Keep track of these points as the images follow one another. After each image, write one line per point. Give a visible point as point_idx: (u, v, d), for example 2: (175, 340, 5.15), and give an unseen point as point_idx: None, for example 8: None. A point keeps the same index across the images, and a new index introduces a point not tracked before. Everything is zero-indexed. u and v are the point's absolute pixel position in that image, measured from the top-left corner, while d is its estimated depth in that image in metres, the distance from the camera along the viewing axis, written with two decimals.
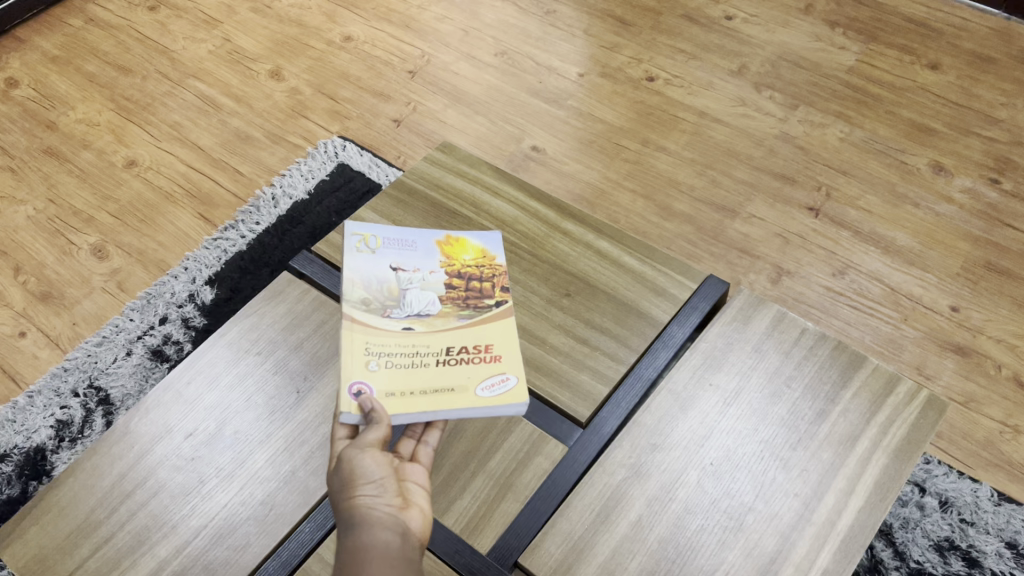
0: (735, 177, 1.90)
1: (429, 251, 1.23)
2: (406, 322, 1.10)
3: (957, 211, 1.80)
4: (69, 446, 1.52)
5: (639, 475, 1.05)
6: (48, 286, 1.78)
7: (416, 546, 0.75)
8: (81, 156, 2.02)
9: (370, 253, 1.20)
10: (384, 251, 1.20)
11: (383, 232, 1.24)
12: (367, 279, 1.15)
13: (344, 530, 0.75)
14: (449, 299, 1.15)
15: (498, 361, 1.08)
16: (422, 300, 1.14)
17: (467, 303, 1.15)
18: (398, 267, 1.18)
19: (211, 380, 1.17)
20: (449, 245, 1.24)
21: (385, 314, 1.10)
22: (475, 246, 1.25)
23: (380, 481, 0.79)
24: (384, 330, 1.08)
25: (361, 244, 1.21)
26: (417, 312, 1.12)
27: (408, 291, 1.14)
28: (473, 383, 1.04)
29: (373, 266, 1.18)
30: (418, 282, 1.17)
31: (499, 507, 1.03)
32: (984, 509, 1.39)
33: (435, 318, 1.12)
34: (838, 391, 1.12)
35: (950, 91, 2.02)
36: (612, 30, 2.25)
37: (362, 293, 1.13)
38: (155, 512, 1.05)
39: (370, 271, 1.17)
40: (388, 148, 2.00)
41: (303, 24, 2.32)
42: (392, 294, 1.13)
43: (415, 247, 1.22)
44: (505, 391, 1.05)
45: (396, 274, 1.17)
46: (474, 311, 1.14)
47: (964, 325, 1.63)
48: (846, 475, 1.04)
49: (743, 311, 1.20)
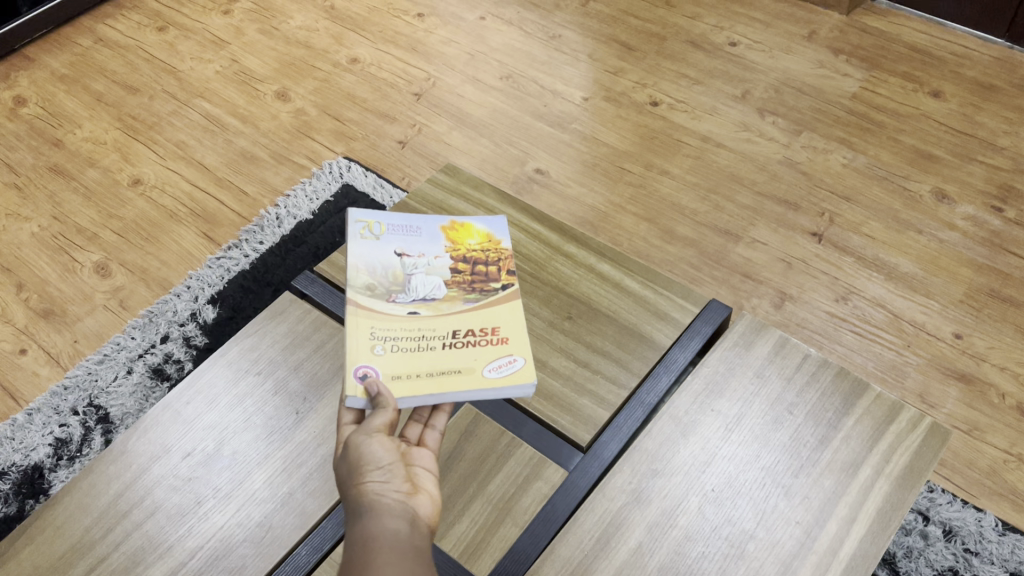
0: (738, 202, 1.90)
1: (433, 236, 1.22)
2: (412, 304, 1.11)
3: (960, 238, 1.80)
4: (67, 464, 1.51)
5: (639, 500, 1.04)
6: (50, 303, 1.78)
7: (425, 532, 0.76)
8: (87, 174, 2.03)
9: (374, 239, 1.19)
10: (389, 237, 1.20)
11: (387, 219, 1.23)
12: (371, 264, 1.15)
13: (354, 516, 0.75)
14: (453, 283, 1.15)
15: (503, 342, 1.09)
16: (427, 285, 1.14)
17: (472, 287, 1.15)
18: (403, 253, 1.18)
19: (210, 400, 1.17)
20: (455, 230, 1.24)
21: (390, 300, 1.11)
22: (480, 231, 1.25)
23: (387, 466, 0.79)
24: (389, 315, 1.09)
25: (365, 230, 1.20)
26: (423, 296, 1.12)
27: (412, 276, 1.15)
28: (479, 365, 1.05)
29: (377, 252, 1.17)
30: (424, 267, 1.17)
31: (498, 532, 1.02)
32: (988, 539, 1.37)
33: (441, 302, 1.12)
34: (840, 418, 1.11)
35: (952, 119, 2.02)
36: (617, 55, 2.26)
37: (366, 279, 1.13)
38: (150, 533, 1.05)
39: (375, 257, 1.16)
40: (393, 170, 2.01)
41: (310, 46, 2.34)
42: (397, 280, 1.14)
43: (417, 231, 1.22)
44: (511, 372, 1.06)
45: (400, 259, 1.17)
46: (480, 293, 1.14)
47: (968, 352, 1.62)
48: (848, 503, 1.03)
49: (744, 336, 1.20)
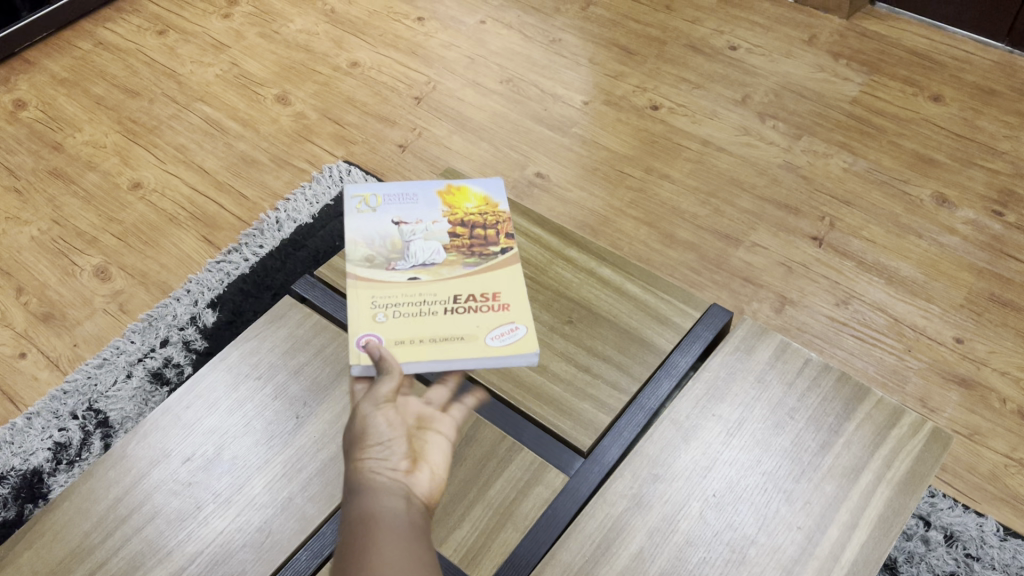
0: (738, 206, 1.90)
1: (430, 202, 1.33)
2: (411, 269, 1.23)
3: (961, 243, 1.80)
4: (67, 468, 1.51)
5: (640, 505, 1.04)
6: (50, 307, 1.78)
7: (419, 506, 0.83)
8: (87, 178, 2.03)
9: (380, 213, 1.30)
10: (389, 207, 1.31)
11: (384, 189, 1.35)
12: (378, 232, 1.28)
13: (352, 494, 0.83)
14: (442, 246, 1.26)
15: (505, 308, 1.20)
16: (426, 250, 1.25)
17: (471, 251, 1.26)
18: (401, 221, 1.29)
19: (210, 405, 1.17)
20: (450, 194, 1.34)
21: (393, 266, 1.23)
22: (477, 194, 1.34)
23: (387, 443, 0.88)
24: (390, 282, 1.21)
25: (362, 203, 1.32)
26: (422, 261, 1.23)
27: (410, 243, 1.26)
28: (478, 331, 1.16)
29: (377, 224, 1.29)
30: (422, 233, 1.28)
31: (499, 537, 1.02)
32: (989, 544, 1.37)
33: (441, 266, 1.23)
34: (842, 423, 1.11)
35: (952, 123, 2.03)
36: (617, 58, 2.27)
37: (365, 251, 1.25)
38: (150, 538, 1.04)
39: (372, 228, 1.28)
40: (393, 174, 2.01)
41: (310, 50, 2.34)
42: (396, 247, 1.25)
43: (411, 200, 1.32)
44: (514, 338, 1.17)
45: (397, 228, 1.28)
46: (471, 258, 1.25)
47: (968, 357, 1.62)
48: (849, 508, 1.03)
49: (745, 341, 1.20)
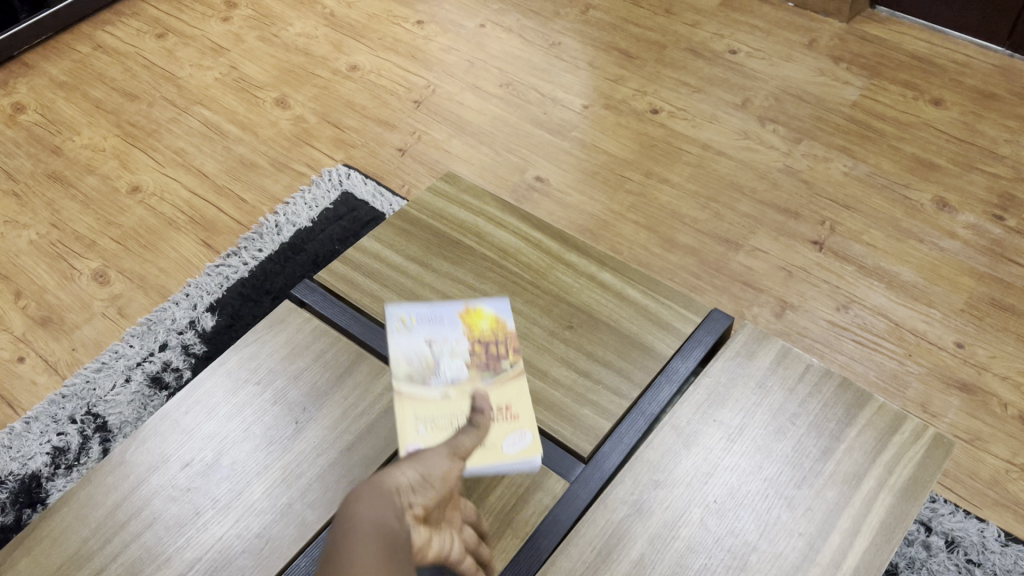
0: (738, 210, 1.90)
1: (460, 322, 1.23)
2: (441, 387, 1.15)
3: (961, 247, 1.79)
4: (65, 473, 1.50)
5: (641, 512, 1.04)
6: (48, 311, 1.78)
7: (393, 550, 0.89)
8: (86, 181, 2.02)
9: (405, 329, 1.21)
10: (417, 323, 1.22)
11: (420, 306, 1.25)
12: (403, 351, 1.19)
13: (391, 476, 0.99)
14: (469, 361, 1.17)
15: (520, 415, 1.12)
16: (455, 369, 1.16)
17: (490, 371, 1.17)
18: (428, 338, 1.20)
19: (210, 410, 1.16)
20: (477, 318, 1.23)
21: (420, 387, 1.15)
22: (498, 318, 1.23)
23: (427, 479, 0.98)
24: (426, 396, 1.13)
25: (401, 322, 1.22)
26: (452, 378, 1.15)
27: (442, 361, 1.17)
28: (501, 436, 1.09)
29: (413, 340, 1.20)
30: (450, 353, 1.18)
31: (498, 544, 1.02)
32: (991, 550, 1.36)
33: (466, 384, 1.15)
34: (843, 429, 1.11)
35: (953, 127, 2.02)
36: (616, 62, 2.26)
37: (404, 366, 1.17)
38: (148, 544, 1.04)
39: (412, 344, 1.19)
40: (393, 177, 2.00)
41: (309, 53, 2.34)
42: (429, 364, 1.17)
43: (440, 315, 1.23)
44: (529, 442, 1.09)
45: (431, 347, 1.19)
46: (495, 370, 1.17)
47: (969, 361, 1.62)
48: (851, 514, 1.02)
49: (746, 345, 1.19)
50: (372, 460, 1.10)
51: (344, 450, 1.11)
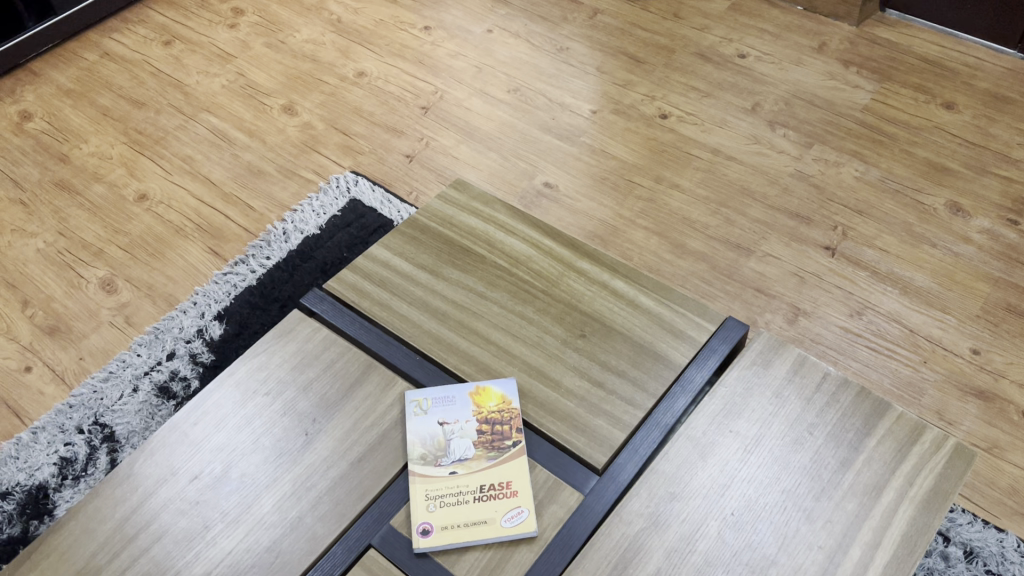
0: (750, 216, 1.88)
1: (471, 408, 1.15)
2: (451, 467, 1.09)
3: (975, 252, 1.78)
4: (72, 484, 1.49)
5: (656, 525, 1.03)
6: (56, 320, 1.77)
7: None
8: (93, 190, 2.01)
9: (418, 413, 1.14)
10: (430, 406, 1.14)
11: (433, 388, 1.17)
12: (414, 434, 1.12)
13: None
14: (480, 441, 1.11)
15: (518, 491, 1.06)
16: (460, 454, 1.10)
17: (494, 454, 1.10)
18: (440, 418, 1.13)
19: (218, 421, 1.15)
20: (481, 397, 1.15)
21: (432, 468, 1.09)
22: (499, 396, 1.15)
23: None
24: (433, 477, 1.08)
25: (416, 407, 1.14)
26: (456, 464, 1.09)
27: (451, 447, 1.11)
28: (500, 511, 1.04)
29: (426, 426, 1.12)
30: (458, 440, 1.12)
31: (512, 558, 1.01)
32: (1010, 560, 1.34)
33: (468, 470, 1.09)
34: (862, 439, 1.09)
35: (966, 131, 2.00)
36: (625, 67, 2.25)
37: (415, 446, 1.10)
38: (157, 558, 1.03)
39: (423, 431, 1.12)
40: (401, 184, 1.99)
41: (316, 59, 2.33)
42: (438, 447, 1.11)
43: (452, 394, 1.16)
44: (527, 517, 1.04)
45: (441, 431, 1.12)
46: (504, 448, 1.11)
47: (985, 368, 1.60)
48: (872, 527, 1.01)
49: (763, 354, 1.18)
50: (382, 472, 1.09)
51: (355, 462, 1.10)
